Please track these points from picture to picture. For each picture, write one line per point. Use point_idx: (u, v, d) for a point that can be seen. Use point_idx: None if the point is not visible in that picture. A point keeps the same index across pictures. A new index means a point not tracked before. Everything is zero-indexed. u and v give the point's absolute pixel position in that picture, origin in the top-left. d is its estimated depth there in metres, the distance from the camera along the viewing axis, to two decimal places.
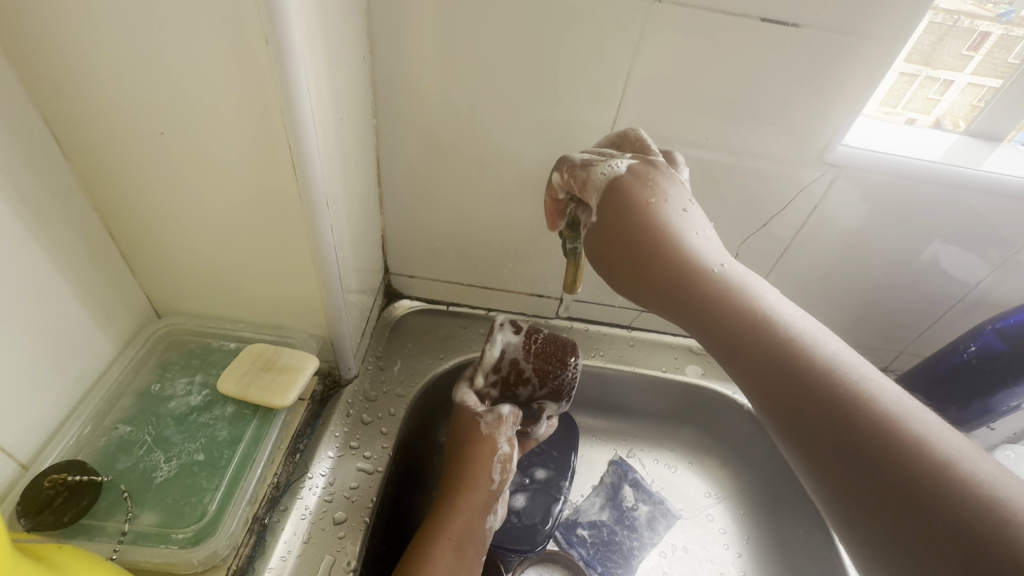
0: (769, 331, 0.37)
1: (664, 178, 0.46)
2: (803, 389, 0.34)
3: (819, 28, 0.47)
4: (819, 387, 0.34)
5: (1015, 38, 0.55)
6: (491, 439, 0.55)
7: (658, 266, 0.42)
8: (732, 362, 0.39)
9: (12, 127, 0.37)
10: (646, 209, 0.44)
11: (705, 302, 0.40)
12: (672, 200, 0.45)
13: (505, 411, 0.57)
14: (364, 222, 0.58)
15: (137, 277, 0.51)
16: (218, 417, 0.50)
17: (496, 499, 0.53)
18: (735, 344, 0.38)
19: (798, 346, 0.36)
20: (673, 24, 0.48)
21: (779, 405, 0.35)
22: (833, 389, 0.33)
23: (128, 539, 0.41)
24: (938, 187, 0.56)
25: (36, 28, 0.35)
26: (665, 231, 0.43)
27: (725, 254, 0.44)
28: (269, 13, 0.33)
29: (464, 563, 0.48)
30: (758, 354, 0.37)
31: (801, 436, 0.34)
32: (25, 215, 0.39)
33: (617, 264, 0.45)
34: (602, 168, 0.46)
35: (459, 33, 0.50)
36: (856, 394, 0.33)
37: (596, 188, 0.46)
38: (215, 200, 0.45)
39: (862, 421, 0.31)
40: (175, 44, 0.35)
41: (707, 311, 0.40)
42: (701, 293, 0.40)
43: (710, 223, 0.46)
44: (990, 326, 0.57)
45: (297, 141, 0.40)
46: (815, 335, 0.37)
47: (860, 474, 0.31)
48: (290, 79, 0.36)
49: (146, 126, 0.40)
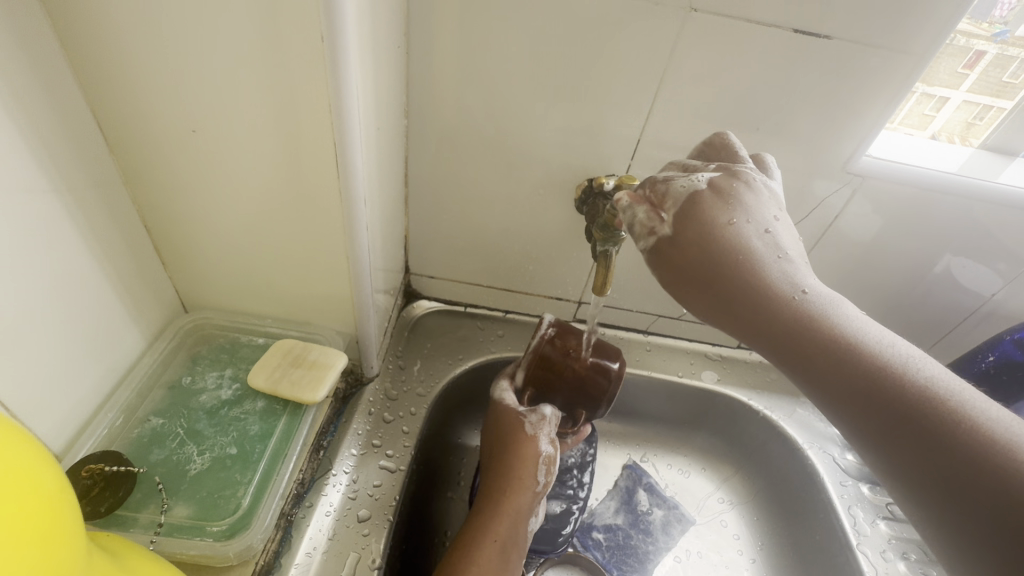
0: (847, 345, 0.38)
1: (745, 191, 0.43)
2: (886, 403, 0.35)
3: (848, 41, 0.48)
4: (899, 397, 0.35)
5: (1010, 57, 0.56)
6: (535, 440, 0.56)
7: (744, 297, 0.41)
8: (824, 394, 0.39)
9: (63, 118, 0.38)
10: (728, 232, 0.41)
11: (786, 325, 0.39)
12: (755, 221, 0.42)
13: (549, 411, 0.57)
14: (391, 222, 0.59)
15: (168, 271, 0.51)
16: (249, 411, 0.50)
17: (538, 501, 0.54)
18: (829, 369, 0.38)
19: (892, 375, 0.36)
20: (708, 33, 0.49)
21: (861, 412, 0.36)
22: (937, 425, 0.33)
23: (163, 531, 0.42)
24: (957, 199, 0.57)
25: (94, 21, 0.36)
26: (746, 258, 0.41)
27: (807, 272, 0.42)
28: (329, 11, 0.33)
29: (506, 564, 0.49)
30: (833, 363, 0.38)
31: (902, 468, 0.35)
32: (70, 204, 0.40)
33: (690, 286, 0.43)
34: (681, 180, 0.44)
35: (496, 36, 0.51)
36: (958, 424, 0.33)
37: (675, 200, 0.43)
38: (253, 197, 0.46)
39: (962, 449, 0.32)
40: (232, 40, 0.36)
41: (783, 326, 0.40)
42: (788, 324, 0.39)
43: (791, 235, 0.44)
44: (1008, 337, 0.58)
45: (341, 138, 0.40)
46: (906, 358, 0.37)
47: (969, 508, 0.32)
48: (343, 77, 0.37)
49: (182, 122, 0.41)
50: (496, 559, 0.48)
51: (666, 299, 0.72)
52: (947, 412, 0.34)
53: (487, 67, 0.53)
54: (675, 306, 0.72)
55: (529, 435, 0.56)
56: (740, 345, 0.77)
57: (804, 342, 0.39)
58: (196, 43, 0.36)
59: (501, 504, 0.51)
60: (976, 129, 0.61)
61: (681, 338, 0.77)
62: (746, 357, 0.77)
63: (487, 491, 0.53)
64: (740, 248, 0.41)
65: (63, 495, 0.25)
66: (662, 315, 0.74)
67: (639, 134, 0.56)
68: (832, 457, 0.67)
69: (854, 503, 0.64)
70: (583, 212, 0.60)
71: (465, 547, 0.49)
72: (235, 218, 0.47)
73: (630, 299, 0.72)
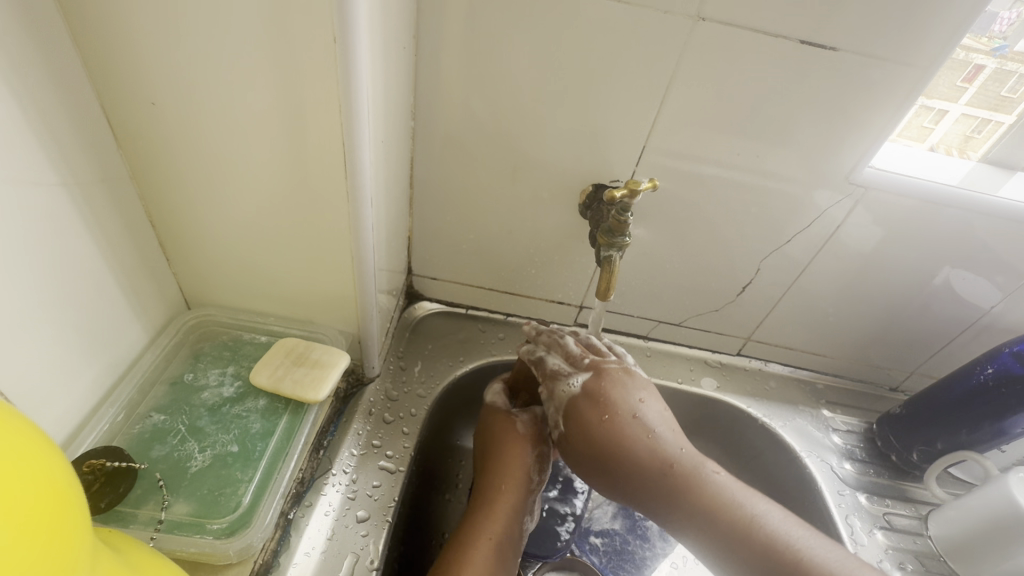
0: (705, 490, 0.48)
1: (615, 384, 0.53)
2: (729, 533, 0.46)
3: (853, 52, 0.49)
4: (752, 556, 0.45)
5: (1009, 72, 0.56)
6: (527, 439, 0.56)
7: (626, 473, 0.50)
8: (674, 512, 0.49)
9: (74, 114, 0.38)
10: (603, 428, 0.51)
11: (661, 487, 0.50)
12: (623, 411, 0.52)
13: (539, 411, 0.58)
14: (396, 223, 0.59)
15: (172, 267, 0.51)
16: (251, 409, 0.50)
17: (532, 500, 0.54)
18: (701, 544, 0.48)
19: (737, 539, 0.46)
20: (716, 41, 0.49)
21: (723, 541, 0.47)
22: (767, 570, 0.44)
23: (163, 528, 0.41)
24: (957, 212, 0.58)
25: (106, 17, 0.36)
26: (635, 469, 0.50)
27: (680, 436, 0.52)
28: (342, 13, 0.34)
29: (502, 563, 0.49)
30: (686, 497, 0.49)
31: (721, 527, 0.47)
32: (77, 199, 0.40)
33: (581, 451, 0.53)
34: (565, 384, 0.54)
35: (504, 40, 0.51)
36: (776, 549, 0.45)
37: (558, 402, 0.54)
38: (258, 195, 0.46)
39: (775, 557, 0.44)
40: (244, 39, 0.36)
41: (637, 470, 0.50)
42: (666, 492, 0.49)
43: (663, 407, 0.53)
44: (1006, 350, 0.58)
45: (350, 138, 0.40)
46: (744, 499, 0.48)
47: None
48: (353, 77, 0.37)
49: (135, 95, 0.40)
50: (493, 557, 0.48)
51: (667, 304, 0.72)
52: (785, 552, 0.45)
53: (494, 70, 0.53)
54: (677, 312, 0.73)
55: (521, 434, 0.56)
56: (740, 353, 0.77)
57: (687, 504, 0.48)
58: (208, 41, 0.36)
59: (494, 502, 0.51)
60: (974, 142, 0.62)
61: (682, 344, 0.77)
62: (746, 364, 0.77)
63: (482, 490, 0.53)
64: (643, 448, 0.50)
65: (74, 489, 0.25)
66: (663, 321, 0.74)
67: (645, 139, 0.56)
68: (829, 466, 0.68)
69: (851, 512, 0.64)
70: (587, 216, 0.61)
71: (459, 545, 0.48)
72: (241, 216, 0.47)
73: (632, 304, 0.72)
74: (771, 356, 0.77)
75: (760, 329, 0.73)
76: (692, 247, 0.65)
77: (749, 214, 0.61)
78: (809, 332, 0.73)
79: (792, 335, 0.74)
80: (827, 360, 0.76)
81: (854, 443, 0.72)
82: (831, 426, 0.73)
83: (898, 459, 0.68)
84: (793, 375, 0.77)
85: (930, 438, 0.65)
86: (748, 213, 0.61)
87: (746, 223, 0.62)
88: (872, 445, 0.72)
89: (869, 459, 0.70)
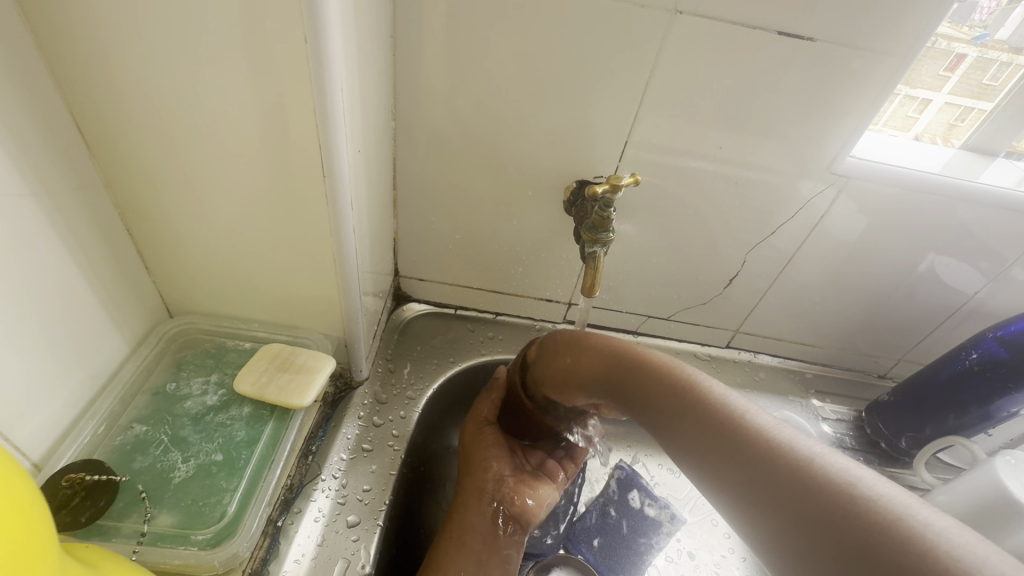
0: (667, 392, 0.45)
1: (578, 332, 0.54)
2: (711, 448, 0.40)
3: (834, 43, 0.49)
4: (668, 405, 0.44)
5: (989, 60, 0.57)
6: (472, 440, 0.59)
7: (616, 375, 0.48)
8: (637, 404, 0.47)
9: (45, 124, 0.38)
10: (572, 338, 0.52)
11: (636, 380, 0.47)
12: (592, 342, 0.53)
13: (479, 417, 0.61)
14: (379, 227, 0.59)
15: (151, 274, 0.51)
16: (235, 417, 0.50)
17: (501, 484, 0.54)
18: (657, 393, 0.45)
19: (650, 387, 0.46)
20: (693, 35, 0.49)
21: (740, 478, 0.37)
22: (665, 389, 0.45)
23: (146, 540, 0.41)
24: (939, 197, 0.58)
25: (73, 21, 0.35)
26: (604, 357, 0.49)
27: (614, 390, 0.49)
28: (312, 12, 0.33)
29: (461, 550, 0.50)
30: (661, 398, 0.45)
31: (669, 431, 0.44)
32: (50, 209, 0.39)
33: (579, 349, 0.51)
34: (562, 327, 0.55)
35: (482, 36, 0.51)
36: (688, 401, 0.43)
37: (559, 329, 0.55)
38: (232, 199, 0.45)
39: (682, 398, 0.44)
40: (213, 41, 0.36)
41: (632, 379, 0.47)
42: (642, 378, 0.47)
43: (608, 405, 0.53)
44: (990, 334, 0.59)
45: (328, 140, 0.40)
46: (668, 402, 0.44)
47: (729, 460, 0.38)
48: (327, 78, 0.36)
49: None
50: (473, 562, 0.49)
51: (655, 299, 0.72)
52: (872, 513, 0.30)
53: (474, 67, 0.52)
54: (665, 306, 0.73)
55: (475, 430, 0.60)
56: (729, 345, 0.77)
57: (693, 422, 0.42)
58: (180, 43, 0.36)
59: (473, 518, 0.52)
60: (958, 130, 0.62)
61: (671, 338, 0.77)
62: (736, 357, 0.78)
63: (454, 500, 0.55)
64: (618, 361, 0.49)
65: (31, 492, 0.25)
66: (653, 316, 0.74)
67: (626, 135, 0.56)
68: None
69: None
70: (572, 213, 0.61)
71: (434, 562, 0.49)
72: (221, 221, 0.47)
73: (621, 300, 0.72)
74: (761, 347, 0.77)
75: (748, 321, 0.73)
76: (678, 240, 0.65)
77: (734, 206, 0.61)
78: (796, 322, 0.73)
79: (779, 326, 0.74)
80: (816, 350, 0.77)
81: (844, 431, 0.73)
82: (821, 415, 0.74)
83: (887, 446, 0.69)
84: (782, 365, 0.78)
85: (918, 425, 0.65)
86: (731, 206, 0.61)
87: (729, 215, 0.62)
88: (862, 432, 0.72)
89: (859, 447, 0.71)
